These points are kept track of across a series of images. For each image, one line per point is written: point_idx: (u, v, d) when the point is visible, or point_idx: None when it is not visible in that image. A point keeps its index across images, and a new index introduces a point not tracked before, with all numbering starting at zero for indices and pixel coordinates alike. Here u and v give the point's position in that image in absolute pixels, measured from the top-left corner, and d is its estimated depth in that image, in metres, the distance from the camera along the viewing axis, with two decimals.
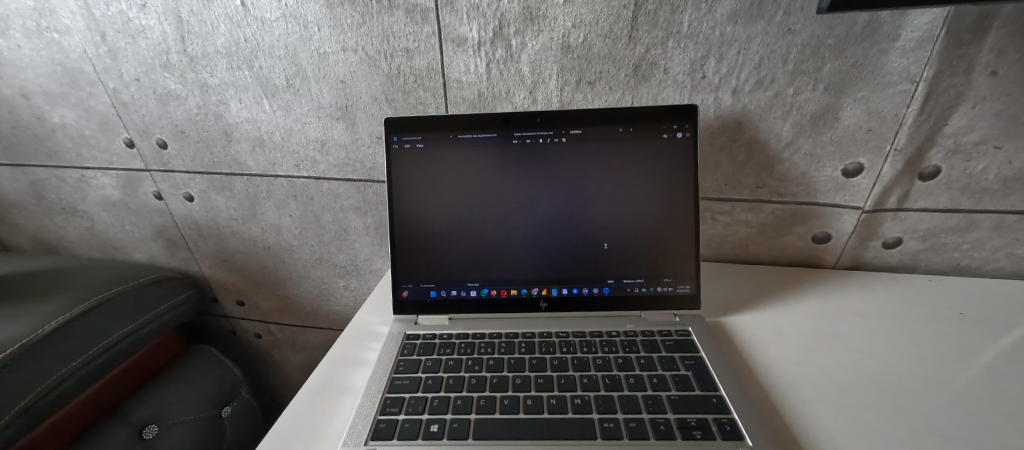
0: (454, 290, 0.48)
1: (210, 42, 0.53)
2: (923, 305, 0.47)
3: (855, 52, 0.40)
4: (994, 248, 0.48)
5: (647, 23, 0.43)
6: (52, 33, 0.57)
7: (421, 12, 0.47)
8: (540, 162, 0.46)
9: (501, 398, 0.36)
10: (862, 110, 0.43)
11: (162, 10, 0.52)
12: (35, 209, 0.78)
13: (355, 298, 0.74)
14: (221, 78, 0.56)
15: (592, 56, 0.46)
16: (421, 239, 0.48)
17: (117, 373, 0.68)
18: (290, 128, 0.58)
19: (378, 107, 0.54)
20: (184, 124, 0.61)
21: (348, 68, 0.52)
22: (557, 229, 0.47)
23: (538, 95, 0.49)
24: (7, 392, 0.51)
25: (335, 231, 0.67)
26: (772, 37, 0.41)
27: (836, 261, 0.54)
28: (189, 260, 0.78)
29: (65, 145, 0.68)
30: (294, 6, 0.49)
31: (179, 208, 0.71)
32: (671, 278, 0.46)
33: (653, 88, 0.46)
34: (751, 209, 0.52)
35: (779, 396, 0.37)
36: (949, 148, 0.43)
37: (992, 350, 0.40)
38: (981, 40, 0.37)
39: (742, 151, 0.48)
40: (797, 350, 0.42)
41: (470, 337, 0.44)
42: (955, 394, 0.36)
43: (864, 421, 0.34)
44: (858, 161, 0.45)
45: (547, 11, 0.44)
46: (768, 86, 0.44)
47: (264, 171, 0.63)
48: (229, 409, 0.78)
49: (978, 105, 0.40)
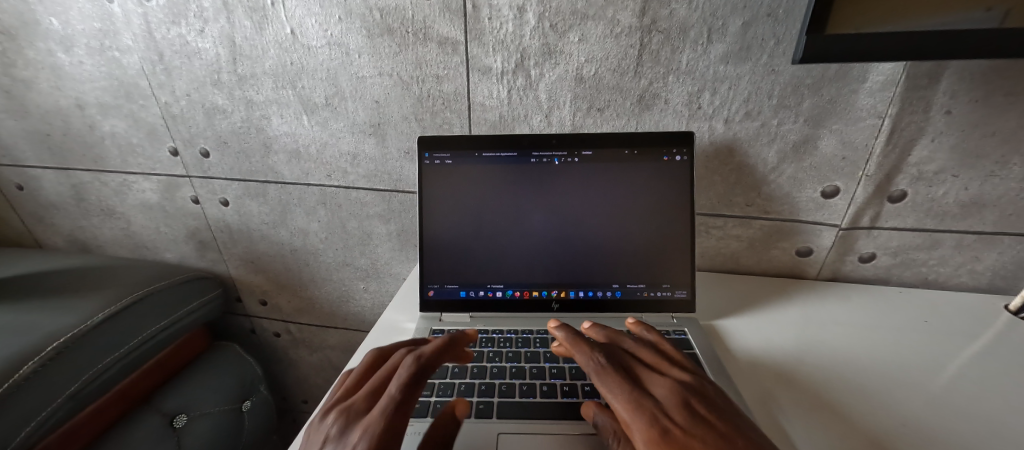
0: (480, 291, 0.53)
1: (259, 64, 0.59)
2: (896, 314, 0.53)
3: (829, 91, 0.47)
4: (957, 264, 0.54)
5: (650, 61, 0.50)
6: (113, 51, 0.63)
7: (451, 45, 0.53)
8: (554, 178, 0.52)
9: (519, 385, 0.42)
10: (837, 141, 0.49)
11: (218, 35, 0.58)
12: (74, 210, 0.83)
13: (373, 300, 0.79)
14: (265, 96, 0.62)
15: (602, 87, 0.52)
16: (444, 244, 0.53)
17: (150, 367, 0.73)
18: (325, 141, 0.64)
19: (407, 125, 0.60)
20: (227, 135, 0.67)
21: (383, 90, 0.58)
22: (568, 237, 0.52)
23: (553, 119, 0.55)
24: (60, 378, 0.56)
25: (359, 236, 0.72)
26: (758, 76, 0.48)
27: (818, 273, 0.59)
28: (217, 260, 0.83)
29: (112, 152, 0.74)
30: (339, 36, 0.55)
31: (213, 212, 0.76)
32: (670, 284, 0.52)
33: (654, 116, 0.52)
34: (741, 224, 0.58)
35: (765, 392, 0.42)
36: (913, 175, 0.49)
37: (953, 358, 0.46)
38: (935, 85, 0.44)
39: (733, 173, 0.54)
40: (781, 351, 0.48)
41: (489, 333, 0.49)
42: (925, 397, 0.41)
43: (841, 416, 0.39)
44: (834, 184, 0.52)
45: (564, 48, 0.51)
46: (755, 117, 0.50)
47: (297, 180, 0.69)
48: (248, 404, 0.83)
49: (936, 138, 0.46)
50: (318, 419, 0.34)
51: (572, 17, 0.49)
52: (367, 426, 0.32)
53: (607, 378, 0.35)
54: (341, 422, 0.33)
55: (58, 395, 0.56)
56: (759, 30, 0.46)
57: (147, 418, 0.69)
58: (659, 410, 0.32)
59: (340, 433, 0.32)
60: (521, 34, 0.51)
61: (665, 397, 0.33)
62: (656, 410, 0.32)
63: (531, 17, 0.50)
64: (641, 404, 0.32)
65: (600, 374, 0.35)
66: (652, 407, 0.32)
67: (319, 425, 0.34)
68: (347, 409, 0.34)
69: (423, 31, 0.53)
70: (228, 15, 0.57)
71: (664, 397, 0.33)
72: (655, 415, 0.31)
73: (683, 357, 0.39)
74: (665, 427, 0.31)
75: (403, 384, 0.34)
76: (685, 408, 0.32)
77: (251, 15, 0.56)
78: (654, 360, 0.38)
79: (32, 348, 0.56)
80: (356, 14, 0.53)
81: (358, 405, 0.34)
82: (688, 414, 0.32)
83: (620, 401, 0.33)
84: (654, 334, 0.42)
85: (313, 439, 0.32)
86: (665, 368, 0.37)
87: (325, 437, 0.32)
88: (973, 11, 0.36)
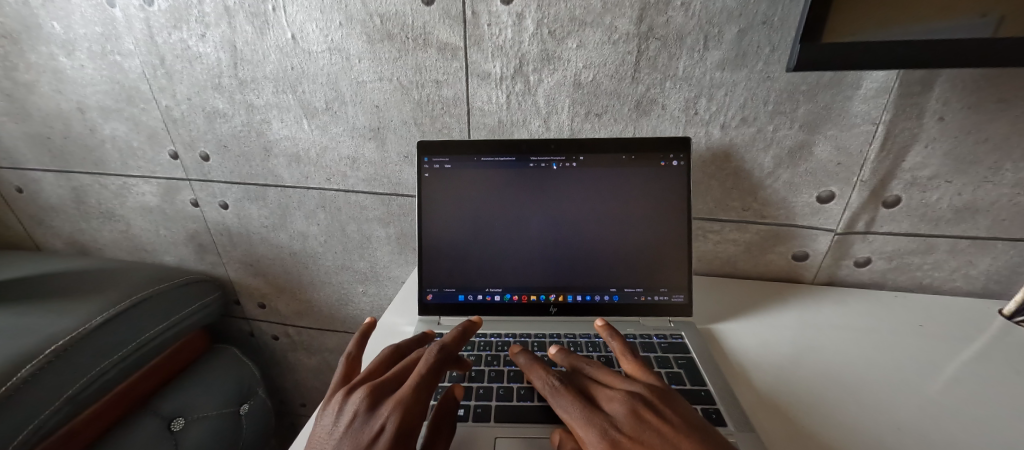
0: (479, 295, 0.53)
1: (259, 68, 0.60)
2: (891, 318, 0.53)
3: (824, 97, 0.47)
4: (951, 269, 0.54)
5: (647, 67, 0.50)
6: (115, 55, 0.64)
7: (451, 50, 0.54)
8: (552, 182, 0.52)
9: (517, 389, 0.42)
10: (832, 146, 0.49)
11: (219, 39, 0.59)
12: (73, 212, 0.84)
13: (372, 303, 0.79)
14: (266, 100, 0.62)
15: (600, 93, 0.53)
16: (443, 249, 0.53)
17: (148, 370, 0.73)
18: (324, 145, 0.64)
19: (407, 130, 0.60)
20: (228, 139, 0.67)
21: (384, 95, 0.58)
22: (566, 241, 0.53)
23: (551, 124, 0.56)
24: (57, 382, 0.56)
25: (358, 239, 0.72)
26: (754, 83, 0.48)
27: (814, 277, 0.60)
28: (216, 263, 0.83)
29: (112, 155, 0.74)
30: (339, 41, 0.56)
31: (213, 215, 0.77)
32: (666, 288, 0.52)
33: (652, 121, 0.53)
34: (738, 229, 0.58)
35: (761, 396, 0.42)
36: (907, 181, 0.49)
37: (949, 362, 0.46)
38: (928, 92, 0.44)
39: (729, 178, 0.54)
40: (776, 355, 0.48)
41: (487, 337, 0.50)
42: (919, 400, 0.41)
43: (837, 419, 0.39)
44: (829, 189, 0.52)
45: (562, 54, 0.51)
46: (751, 123, 0.50)
47: (297, 184, 0.69)
48: (246, 407, 0.83)
49: (929, 145, 0.47)
50: (341, 396, 0.36)
51: (570, 23, 0.50)
52: (397, 403, 0.34)
53: (561, 398, 0.35)
54: (368, 400, 0.34)
55: (56, 398, 0.56)
56: (754, 37, 0.46)
57: (146, 420, 0.69)
58: (608, 423, 0.32)
59: (369, 412, 0.34)
60: (520, 41, 0.52)
61: (616, 410, 0.33)
62: (606, 423, 0.32)
63: (530, 24, 0.50)
64: (591, 420, 0.33)
65: (553, 395, 0.35)
66: (603, 421, 0.33)
67: (343, 403, 0.35)
68: (372, 386, 0.35)
69: (423, 37, 0.54)
70: (229, 20, 0.57)
71: (614, 410, 0.33)
72: (605, 429, 0.32)
73: (637, 364, 0.39)
74: (614, 438, 0.31)
75: (429, 368, 0.36)
76: (635, 417, 0.32)
77: (253, 20, 0.57)
78: (606, 374, 0.37)
79: (32, 350, 0.56)
80: (357, 20, 0.54)
81: (384, 384, 0.36)
82: (638, 423, 0.32)
83: (574, 419, 0.33)
84: (618, 339, 0.41)
85: (341, 415, 0.34)
86: (618, 381, 0.36)
87: (353, 414, 0.34)
88: (967, 18, 0.37)
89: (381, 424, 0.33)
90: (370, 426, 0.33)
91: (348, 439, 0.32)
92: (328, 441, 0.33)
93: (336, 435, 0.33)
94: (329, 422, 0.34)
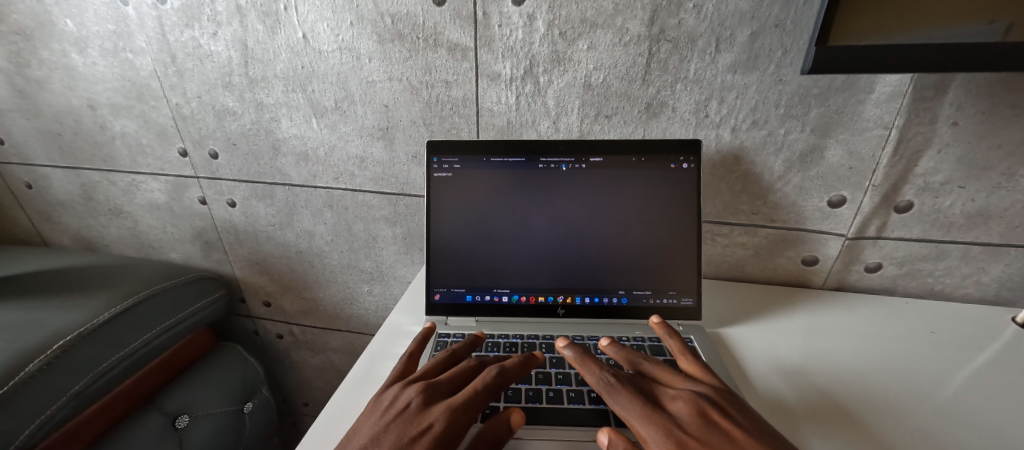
0: (487, 295, 0.53)
1: (270, 67, 0.60)
2: (902, 325, 0.52)
3: (837, 101, 0.47)
4: (963, 275, 0.54)
5: (658, 69, 0.50)
6: (127, 53, 0.64)
7: (461, 51, 0.54)
8: (562, 182, 0.52)
9: (525, 390, 0.42)
10: (844, 151, 0.49)
11: (231, 38, 0.59)
12: (82, 209, 0.84)
13: (376, 302, 0.79)
14: (276, 99, 0.63)
15: (610, 94, 0.53)
16: (451, 249, 0.53)
17: (157, 365, 0.73)
18: (333, 144, 0.64)
19: (416, 130, 0.60)
20: (236, 137, 0.68)
21: (393, 95, 0.58)
22: (575, 242, 0.53)
23: (560, 125, 0.56)
24: (64, 377, 0.57)
25: (364, 239, 0.72)
26: (766, 86, 0.48)
27: (823, 282, 0.60)
28: (222, 261, 0.84)
29: (122, 152, 0.75)
30: (349, 41, 0.56)
31: (220, 213, 0.77)
32: (675, 291, 0.52)
33: (663, 123, 0.53)
34: (747, 232, 0.58)
35: (770, 399, 0.42)
36: (919, 186, 0.49)
37: (964, 369, 0.45)
38: (942, 96, 0.44)
39: (739, 181, 0.54)
40: (785, 359, 0.47)
41: (495, 338, 0.50)
42: (932, 407, 0.40)
43: (848, 425, 0.38)
44: (840, 193, 0.52)
45: (572, 55, 0.51)
46: (762, 126, 0.50)
47: (305, 182, 0.69)
48: (249, 405, 0.83)
49: (942, 150, 0.46)
50: (396, 387, 0.37)
51: (581, 25, 0.50)
52: (448, 407, 0.35)
53: (617, 395, 0.35)
54: (422, 396, 0.36)
55: (63, 393, 0.56)
56: (766, 40, 0.46)
57: (149, 417, 0.70)
58: (673, 423, 0.33)
59: (419, 407, 0.35)
60: (530, 41, 0.52)
61: (681, 409, 0.34)
62: (671, 423, 0.33)
63: (541, 25, 0.50)
64: (654, 419, 0.33)
65: (610, 392, 0.36)
66: (667, 420, 0.33)
67: (397, 393, 0.37)
68: (427, 385, 0.37)
69: (433, 37, 0.54)
70: (241, 19, 0.57)
71: (679, 409, 0.34)
72: (669, 428, 0.32)
73: (696, 364, 0.40)
74: (681, 439, 0.32)
75: (485, 384, 0.37)
76: (701, 417, 0.33)
77: (264, 19, 0.57)
78: (665, 373, 0.38)
79: (39, 345, 0.56)
80: (368, 19, 0.54)
81: (438, 386, 0.37)
82: (705, 424, 0.32)
83: (634, 417, 0.34)
84: (675, 339, 0.43)
85: (395, 403, 0.35)
86: (679, 381, 0.37)
87: (406, 405, 0.35)
88: (975, 23, 0.37)
89: (430, 422, 0.34)
90: (418, 421, 0.34)
91: (396, 425, 0.33)
92: (377, 422, 0.34)
93: (386, 418, 0.34)
94: (384, 403, 0.36)
